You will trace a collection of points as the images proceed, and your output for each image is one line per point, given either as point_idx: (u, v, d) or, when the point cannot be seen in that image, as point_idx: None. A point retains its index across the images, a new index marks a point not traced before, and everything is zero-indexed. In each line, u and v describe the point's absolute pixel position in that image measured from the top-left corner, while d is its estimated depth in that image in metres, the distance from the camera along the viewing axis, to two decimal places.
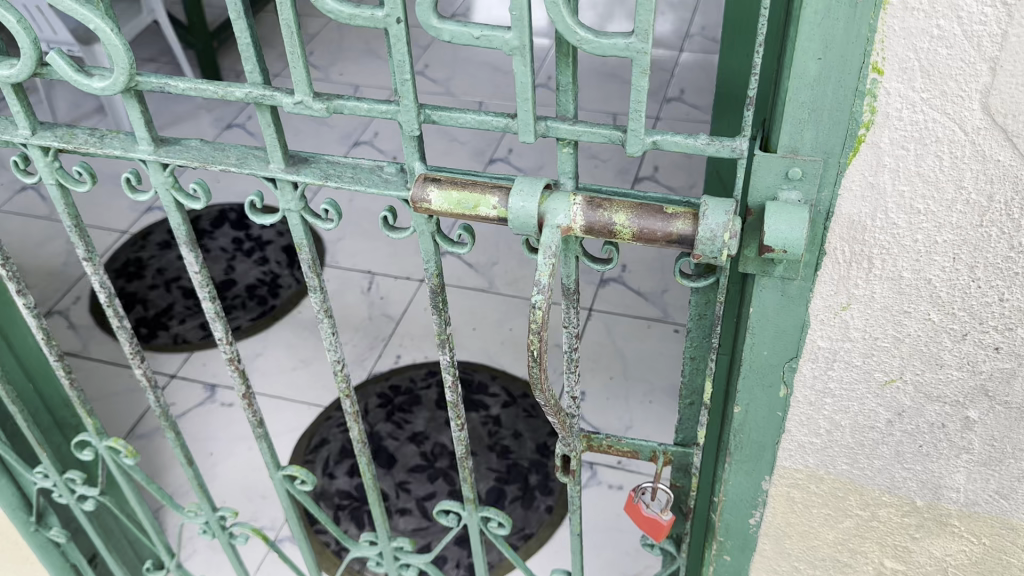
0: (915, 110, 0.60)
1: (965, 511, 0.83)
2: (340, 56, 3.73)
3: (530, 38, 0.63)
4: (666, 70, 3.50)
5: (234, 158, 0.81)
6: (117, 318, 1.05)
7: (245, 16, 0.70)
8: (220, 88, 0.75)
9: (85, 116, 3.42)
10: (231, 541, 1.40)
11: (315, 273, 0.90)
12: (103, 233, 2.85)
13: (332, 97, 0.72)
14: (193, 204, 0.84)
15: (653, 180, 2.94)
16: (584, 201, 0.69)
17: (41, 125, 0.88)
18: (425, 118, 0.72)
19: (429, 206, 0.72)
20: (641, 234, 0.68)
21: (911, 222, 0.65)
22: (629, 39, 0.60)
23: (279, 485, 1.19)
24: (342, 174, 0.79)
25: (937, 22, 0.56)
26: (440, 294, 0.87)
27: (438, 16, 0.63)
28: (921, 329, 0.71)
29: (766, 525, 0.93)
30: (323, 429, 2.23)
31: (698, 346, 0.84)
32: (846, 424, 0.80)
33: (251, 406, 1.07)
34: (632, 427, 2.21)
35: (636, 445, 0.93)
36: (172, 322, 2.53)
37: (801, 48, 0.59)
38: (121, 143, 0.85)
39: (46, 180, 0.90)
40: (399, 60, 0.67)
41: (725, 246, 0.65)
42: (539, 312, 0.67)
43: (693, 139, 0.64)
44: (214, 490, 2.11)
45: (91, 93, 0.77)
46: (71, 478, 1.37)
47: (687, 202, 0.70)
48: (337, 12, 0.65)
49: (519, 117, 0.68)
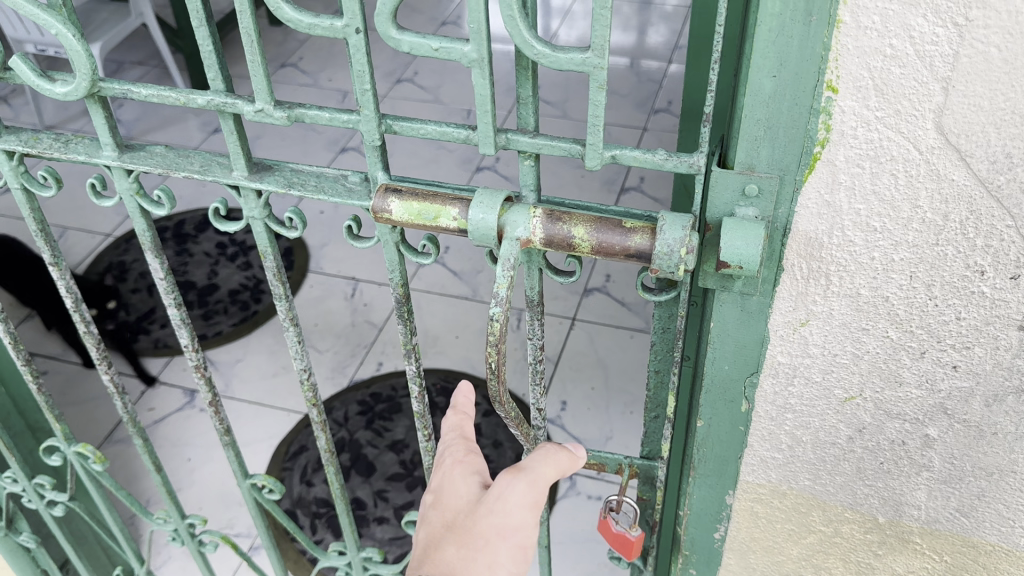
0: (870, 128, 0.60)
1: (926, 529, 0.83)
2: (330, 62, 3.73)
3: (488, 50, 0.63)
4: (654, 81, 3.51)
5: (198, 165, 0.81)
6: (84, 323, 1.04)
7: (207, 24, 0.70)
8: (182, 95, 0.74)
9: (71, 117, 3.41)
10: (200, 548, 1.39)
11: (280, 281, 0.89)
12: (86, 236, 2.84)
13: (294, 106, 0.72)
14: (157, 210, 0.83)
15: (639, 191, 2.95)
16: (544, 213, 0.69)
17: (5, 128, 0.87)
18: (386, 129, 0.71)
19: (390, 216, 0.72)
20: (600, 248, 0.68)
21: (868, 240, 0.65)
22: (586, 53, 0.60)
23: (245, 493, 1.17)
24: (306, 182, 0.79)
25: (890, 41, 0.56)
26: (406, 303, 0.87)
27: (397, 27, 0.63)
28: (880, 347, 0.71)
29: (731, 538, 0.93)
30: (302, 436, 2.22)
31: (662, 360, 0.83)
32: (807, 439, 0.81)
33: (217, 414, 1.06)
34: (612, 437, 2.20)
35: (602, 458, 0.92)
36: (154, 326, 2.52)
37: (756, 65, 0.59)
38: (85, 149, 0.84)
39: (10, 184, 0.89)
40: (360, 70, 0.67)
41: (681, 261, 0.65)
42: (497, 324, 0.67)
43: (651, 153, 0.64)
44: (190, 496, 2.10)
45: (53, 98, 0.77)
46: (40, 483, 1.35)
47: (647, 217, 0.70)
48: (296, 21, 0.65)
49: (478, 128, 0.67)
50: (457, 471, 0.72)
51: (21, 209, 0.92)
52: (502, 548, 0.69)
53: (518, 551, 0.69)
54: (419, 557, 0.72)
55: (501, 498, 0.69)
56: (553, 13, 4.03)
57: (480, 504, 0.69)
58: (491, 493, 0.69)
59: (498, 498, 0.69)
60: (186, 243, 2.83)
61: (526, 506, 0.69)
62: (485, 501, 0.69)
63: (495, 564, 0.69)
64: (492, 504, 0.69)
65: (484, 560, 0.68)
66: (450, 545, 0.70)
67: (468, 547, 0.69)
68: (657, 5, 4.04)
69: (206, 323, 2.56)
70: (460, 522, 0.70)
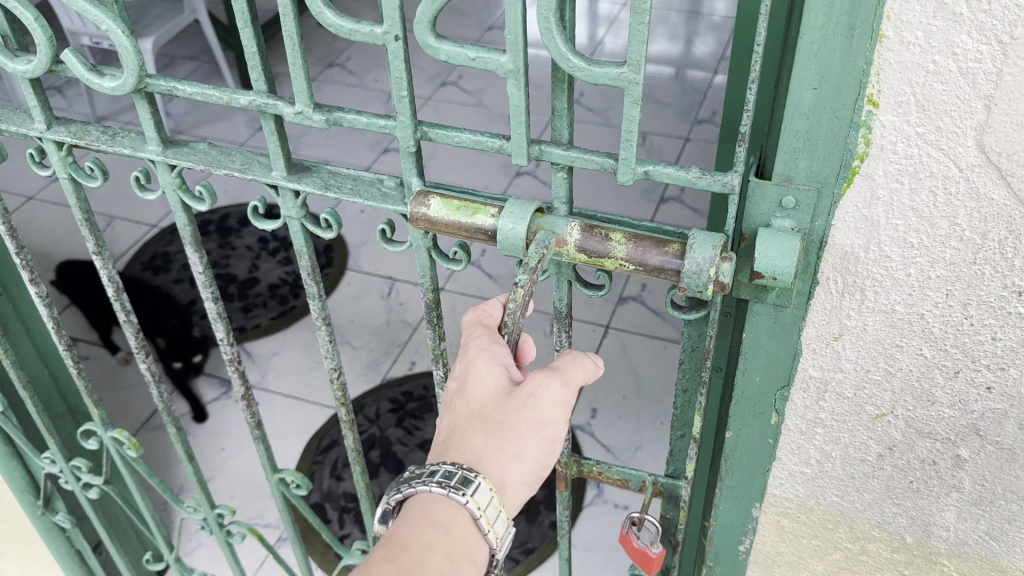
0: (910, 144, 0.60)
1: (954, 550, 0.82)
2: (376, 63, 3.77)
3: (524, 63, 0.64)
4: (699, 92, 3.50)
5: (239, 163, 0.83)
6: (124, 312, 1.07)
7: (251, 27, 0.71)
8: (224, 94, 0.76)
9: (123, 110, 3.48)
10: (228, 539, 1.41)
11: (314, 280, 0.91)
12: (133, 226, 2.90)
13: (332, 109, 0.74)
14: (198, 205, 0.85)
15: (678, 201, 2.94)
16: (580, 226, 0.70)
17: (55, 120, 0.89)
18: (421, 135, 0.72)
19: (426, 216, 0.72)
20: (630, 261, 0.68)
21: (904, 256, 0.65)
22: (622, 68, 0.61)
23: (273, 488, 1.19)
24: (342, 185, 0.80)
25: (933, 57, 0.56)
26: (436, 308, 0.88)
27: (435, 35, 0.64)
28: (913, 364, 0.71)
29: (756, 551, 0.93)
30: (334, 431, 2.25)
31: (689, 379, 0.84)
32: (836, 455, 0.80)
33: (249, 408, 1.08)
34: (642, 447, 2.20)
35: (626, 473, 0.92)
36: (195, 316, 2.57)
37: (797, 77, 0.59)
38: (131, 143, 0.86)
39: (59, 173, 0.92)
40: (398, 77, 0.68)
41: (711, 279, 0.65)
42: (521, 289, 0.68)
43: (684, 171, 0.64)
44: (223, 485, 2.13)
45: (101, 91, 0.79)
46: (77, 465, 1.38)
47: (680, 233, 0.70)
48: (337, 26, 0.66)
49: (512, 139, 0.68)
50: (484, 361, 0.70)
51: (68, 197, 0.95)
52: (532, 439, 0.69)
53: (548, 443, 0.70)
54: (440, 440, 0.72)
55: (536, 396, 0.68)
56: (599, 20, 4.04)
57: (513, 399, 0.69)
58: (525, 388, 0.68)
59: (533, 393, 0.68)
60: (229, 237, 2.88)
61: (561, 403, 0.68)
62: (518, 395, 0.69)
63: (522, 452, 0.70)
64: (525, 399, 0.68)
65: (513, 449, 0.69)
66: (479, 434, 0.70)
67: (499, 438, 0.69)
68: (704, 15, 4.03)
69: (245, 316, 2.60)
70: (489, 413, 0.69)
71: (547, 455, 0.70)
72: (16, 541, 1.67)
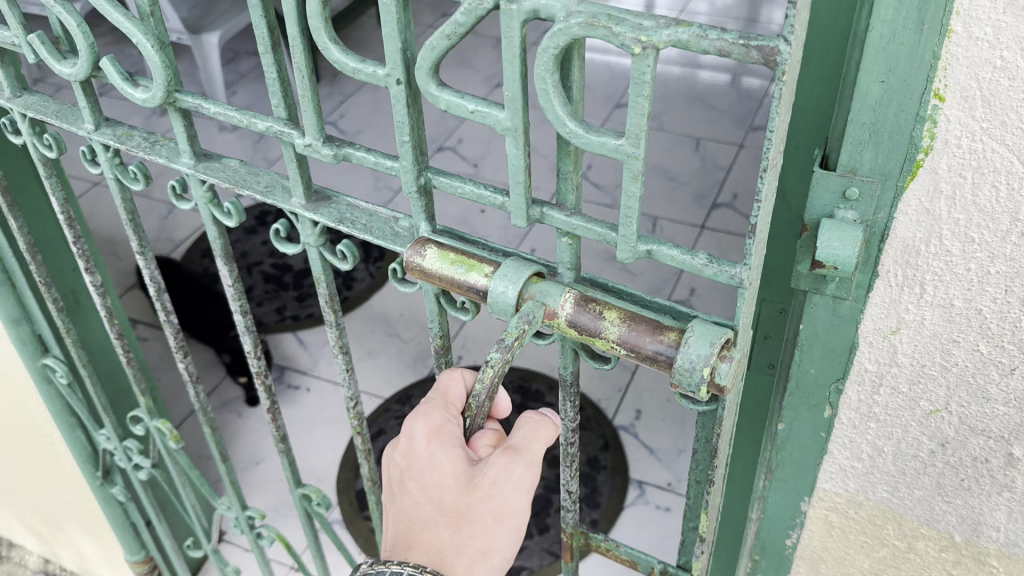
0: (974, 139, 0.61)
1: (1004, 551, 0.83)
2: (434, 63, 3.82)
3: (523, 121, 0.64)
4: (755, 99, 3.49)
5: (263, 185, 0.86)
6: (163, 311, 1.11)
7: (272, 53, 0.73)
8: (243, 118, 0.78)
9: (187, 102, 3.58)
10: (257, 540, 1.45)
11: (332, 308, 0.93)
12: (194, 214, 2.99)
13: (342, 146, 0.75)
14: (225, 220, 0.88)
15: (730, 208, 2.94)
16: (577, 295, 0.69)
17: (104, 121, 0.92)
18: (425, 181, 0.74)
19: (424, 265, 0.74)
20: (624, 345, 0.68)
21: (965, 250, 0.66)
22: (620, 141, 0.60)
23: (295, 503, 1.23)
24: (356, 220, 0.82)
25: (1001, 53, 0.57)
26: (445, 354, 0.88)
27: (436, 83, 0.65)
28: (969, 359, 0.72)
29: (803, 546, 0.94)
30: (381, 420, 2.29)
31: (700, 471, 0.84)
32: (888, 450, 0.81)
33: (275, 421, 1.12)
34: (685, 450, 2.20)
35: (636, 557, 0.94)
36: (251, 303, 2.64)
37: (865, 70, 0.61)
38: (167, 152, 0.89)
39: (106, 174, 0.95)
40: (401, 118, 0.70)
41: (701, 380, 0.64)
42: (493, 368, 0.68)
43: (691, 258, 0.64)
44: (273, 467, 2.19)
45: (133, 101, 0.81)
46: (129, 446, 1.43)
47: (682, 319, 0.69)
48: (341, 63, 0.68)
49: (512, 198, 0.68)
50: (441, 453, 0.74)
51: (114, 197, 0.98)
52: (495, 527, 0.75)
53: (511, 528, 0.75)
54: (407, 526, 0.77)
55: (500, 483, 0.73)
56: (654, 26, 4.05)
57: (476, 489, 0.73)
58: (486, 477, 0.73)
59: (494, 482, 0.73)
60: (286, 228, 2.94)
61: (524, 490, 0.73)
62: (480, 486, 0.73)
63: (487, 539, 0.75)
64: (488, 488, 0.73)
65: (479, 538, 0.75)
66: (445, 526, 0.75)
67: (465, 528, 0.75)
68: (762, 24, 4.01)
69: (299, 305, 2.65)
70: (453, 506, 0.74)
71: (511, 538, 0.76)
72: (79, 512, 1.74)
